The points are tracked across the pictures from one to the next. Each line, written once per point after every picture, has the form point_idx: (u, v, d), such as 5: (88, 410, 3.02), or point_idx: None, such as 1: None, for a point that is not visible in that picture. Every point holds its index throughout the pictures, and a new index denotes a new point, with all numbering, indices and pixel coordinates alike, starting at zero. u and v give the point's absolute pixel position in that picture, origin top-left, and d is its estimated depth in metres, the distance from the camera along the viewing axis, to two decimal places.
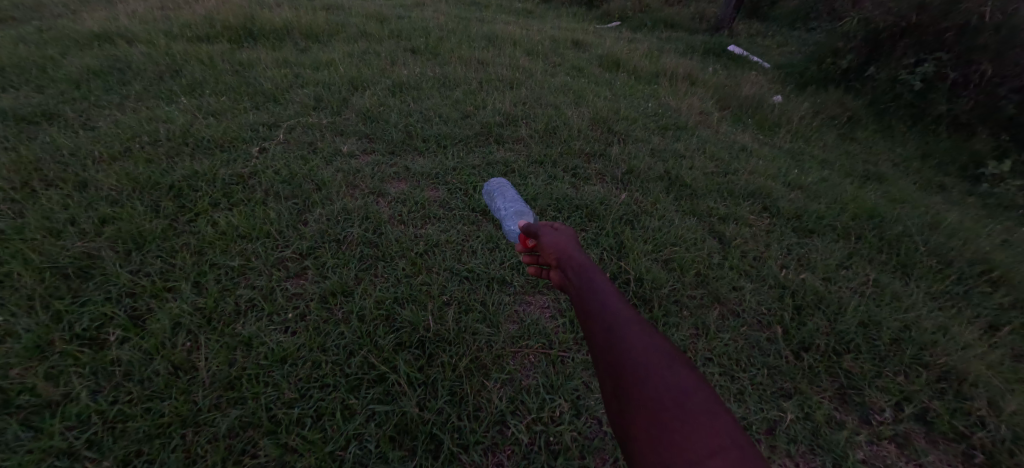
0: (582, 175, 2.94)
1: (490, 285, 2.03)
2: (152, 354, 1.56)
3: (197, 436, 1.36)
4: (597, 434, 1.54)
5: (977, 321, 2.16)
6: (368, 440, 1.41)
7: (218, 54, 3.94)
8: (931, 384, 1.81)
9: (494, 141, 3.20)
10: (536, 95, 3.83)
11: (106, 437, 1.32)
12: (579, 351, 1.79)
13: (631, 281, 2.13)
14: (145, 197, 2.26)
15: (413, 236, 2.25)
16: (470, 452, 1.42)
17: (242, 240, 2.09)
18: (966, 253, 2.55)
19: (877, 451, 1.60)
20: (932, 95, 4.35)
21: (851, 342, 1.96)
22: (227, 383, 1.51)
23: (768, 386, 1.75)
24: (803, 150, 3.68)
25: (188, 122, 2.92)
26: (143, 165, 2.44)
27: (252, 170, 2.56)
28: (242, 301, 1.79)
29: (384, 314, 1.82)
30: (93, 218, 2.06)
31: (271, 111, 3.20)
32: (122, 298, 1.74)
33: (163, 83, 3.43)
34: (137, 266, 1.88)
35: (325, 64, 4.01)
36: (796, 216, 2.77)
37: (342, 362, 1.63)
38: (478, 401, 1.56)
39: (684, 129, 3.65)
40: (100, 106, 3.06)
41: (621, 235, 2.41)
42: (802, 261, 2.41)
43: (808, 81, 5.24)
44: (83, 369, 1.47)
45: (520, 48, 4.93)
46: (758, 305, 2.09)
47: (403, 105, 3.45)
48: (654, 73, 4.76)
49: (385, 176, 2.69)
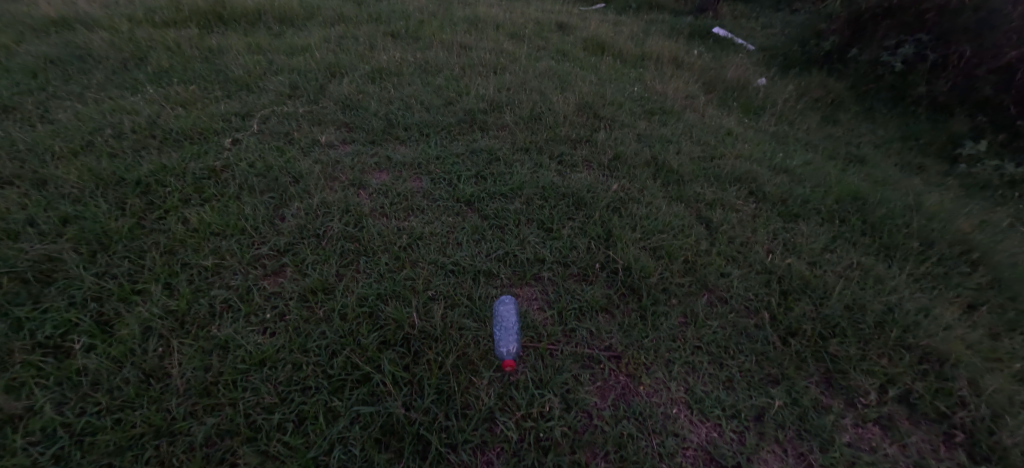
0: (568, 161, 2.89)
1: (476, 277, 2.00)
2: (122, 361, 1.49)
3: (171, 446, 1.30)
4: (589, 428, 1.51)
5: (957, 301, 2.20)
6: (353, 444, 1.36)
7: (187, 41, 3.76)
8: (915, 366, 1.83)
9: (478, 128, 3.12)
10: (521, 81, 3.74)
11: (73, 451, 1.25)
12: (568, 344, 1.77)
13: (620, 270, 2.11)
14: (109, 194, 2.14)
15: (395, 229, 2.18)
16: (459, 452, 1.38)
17: (216, 237, 2.01)
18: (946, 234, 2.58)
19: (862, 433, 1.62)
20: (911, 77, 4.38)
21: (837, 326, 1.98)
22: (202, 389, 1.45)
23: (756, 372, 1.75)
24: (787, 133, 3.69)
25: (155, 113, 2.78)
26: (108, 161, 2.32)
27: (225, 162, 2.46)
28: (217, 302, 1.72)
29: (367, 311, 1.77)
30: (54, 218, 1.95)
31: (245, 100, 3.07)
32: (88, 303, 1.65)
33: (127, 72, 3.26)
34: (103, 268, 1.79)
35: (300, 48, 3.86)
36: (782, 200, 2.77)
37: (324, 363, 1.57)
38: (466, 399, 1.52)
39: (670, 114, 3.62)
40: (59, 97, 2.88)
41: (608, 223, 2.38)
42: (789, 245, 2.42)
43: (793, 64, 5.23)
44: (47, 381, 1.39)
45: (503, 32, 4.82)
46: (746, 291, 2.09)
47: (383, 92, 3.34)
48: (640, 55, 4.71)
49: (365, 166, 2.61)
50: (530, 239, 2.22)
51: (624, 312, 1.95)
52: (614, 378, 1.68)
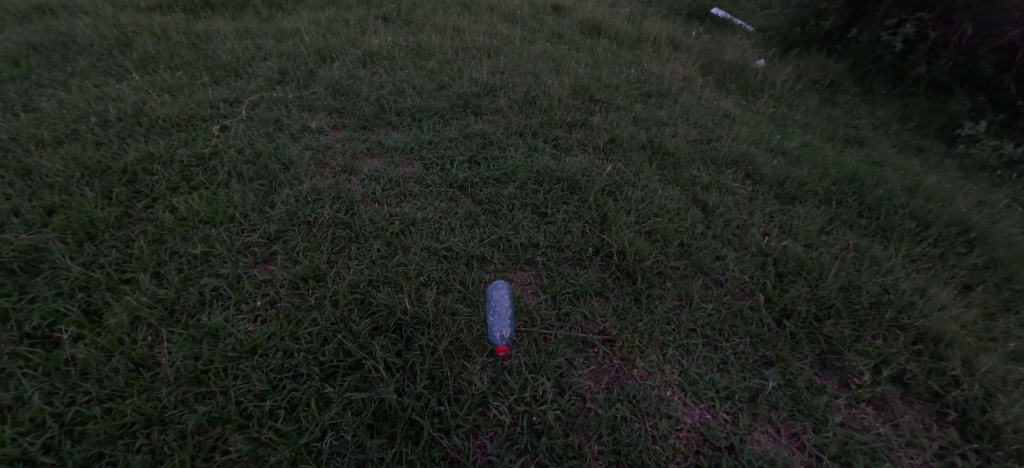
0: (563, 145, 2.85)
1: (470, 263, 1.98)
2: (111, 351, 1.47)
3: (163, 435, 1.30)
4: (582, 411, 1.51)
5: (952, 281, 2.19)
6: (345, 430, 1.36)
7: (173, 26, 3.67)
8: (908, 346, 1.83)
9: (471, 112, 3.07)
10: (515, 64, 3.67)
11: (64, 440, 1.25)
12: (562, 328, 1.76)
13: (614, 254, 2.09)
14: (95, 182, 2.11)
15: (387, 215, 2.16)
16: (451, 436, 1.38)
17: (205, 225, 1.98)
18: (943, 215, 2.56)
19: (855, 413, 1.62)
20: (911, 56, 4.31)
21: (832, 307, 1.97)
22: (193, 377, 1.44)
23: (750, 354, 1.75)
24: (785, 114, 3.65)
25: (141, 100, 2.72)
26: (93, 149, 2.28)
27: (213, 149, 2.42)
28: (206, 290, 1.70)
29: (359, 298, 1.76)
30: (39, 208, 1.91)
31: (233, 86, 3.01)
32: (76, 292, 1.63)
33: (112, 59, 3.18)
34: (91, 258, 1.76)
35: (289, 33, 3.77)
36: (779, 182, 2.74)
37: (316, 349, 1.56)
38: (460, 384, 1.52)
39: (667, 96, 3.56)
40: (42, 85, 2.81)
41: (603, 207, 2.35)
42: (785, 227, 2.40)
43: (792, 45, 5.15)
44: (35, 372, 1.38)
45: (497, 14, 4.72)
46: (742, 274, 2.08)
47: (374, 77, 3.28)
48: (637, 37, 4.63)
49: (357, 152, 2.57)
50: (524, 224, 2.19)
51: (619, 296, 1.93)
52: (608, 362, 1.67)
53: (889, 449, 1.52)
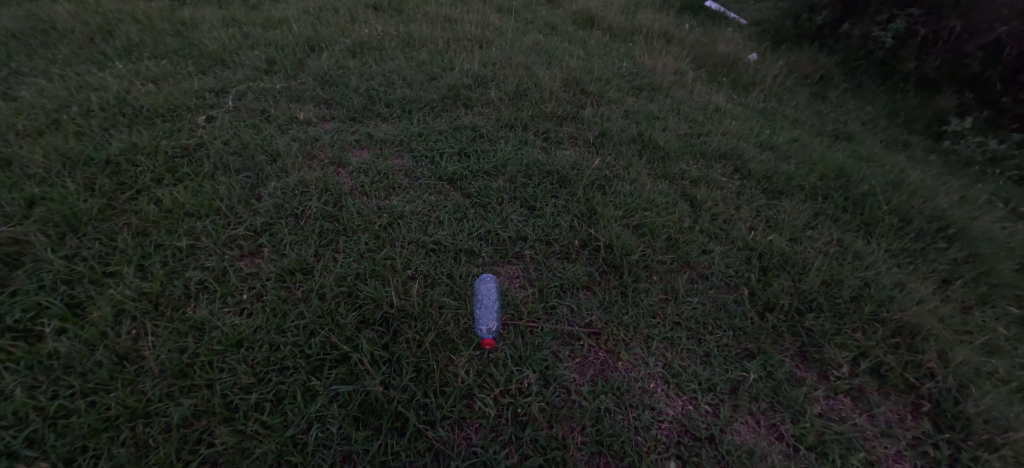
0: (553, 138, 2.85)
1: (457, 256, 1.98)
2: (95, 344, 1.47)
3: (148, 428, 1.30)
4: (566, 403, 1.53)
5: (932, 275, 2.24)
6: (331, 422, 1.37)
7: (157, 13, 3.59)
8: (887, 339, 1.87)
9: (462, 104, 3.05)
10: (507, 55, 3.64)
11: (47, 434, 1.25)
12: (548, 321, 1.78)
13: (601, 248, 2.11)
14: (78, 174, 2.08)
15: (376, 208, 2.15)
16: (436, 428, 1.40)
17: (191, 218, 1.96)
18: (925, 210, 2.61)
19: (833, 404, 1.66)
20: (901, 52, 4.33)
21: (814, 301, 2.01)
22: (178, 370, 1.44)
23: (733, 347, 1.78)
24: (775, 108, 3.67)
25: (124, 89, 2.68)
26: (76, 140, 2.24)
27: (199, 141, 2.38)
28: (192, 284, 1.69)
29: (346, 291, 1.76)
30: (20, 199, 1.88)
31: (219, 75, 2.96)
32: (58, 285, 1.61)
33: (94, 46, 3.11)
34: (73, 250, 1.74)
35: (277, 21, 3.71)
36: (766, 177, 2.77)
37: (302, 343, 1.57)
38: (445, 377, 1.53)
39: (659, 90, 3.56)
40: (22, 73, 2.75)
41: (591, 200, 2.36)
42: (771, 221, 2.43)
43: (784, 38, 5.15)
44: (17, 365, 1.37)
45: (490, 5, 4.67)
46: (727, 268, 2.11)
47: (364, 67, 3.24)
48: (630, 30, 4.61)
49: (345, 144, 2.55)
50: (512, 218, 2.20)
51: (605, 289, 1.96)
52: (593, 354, 1.70)
53: (864, 438, 1.56)
